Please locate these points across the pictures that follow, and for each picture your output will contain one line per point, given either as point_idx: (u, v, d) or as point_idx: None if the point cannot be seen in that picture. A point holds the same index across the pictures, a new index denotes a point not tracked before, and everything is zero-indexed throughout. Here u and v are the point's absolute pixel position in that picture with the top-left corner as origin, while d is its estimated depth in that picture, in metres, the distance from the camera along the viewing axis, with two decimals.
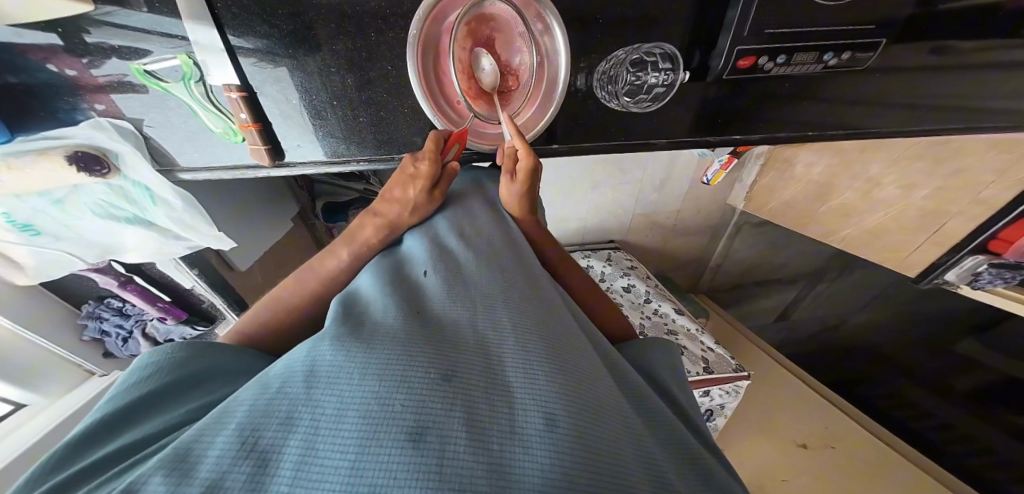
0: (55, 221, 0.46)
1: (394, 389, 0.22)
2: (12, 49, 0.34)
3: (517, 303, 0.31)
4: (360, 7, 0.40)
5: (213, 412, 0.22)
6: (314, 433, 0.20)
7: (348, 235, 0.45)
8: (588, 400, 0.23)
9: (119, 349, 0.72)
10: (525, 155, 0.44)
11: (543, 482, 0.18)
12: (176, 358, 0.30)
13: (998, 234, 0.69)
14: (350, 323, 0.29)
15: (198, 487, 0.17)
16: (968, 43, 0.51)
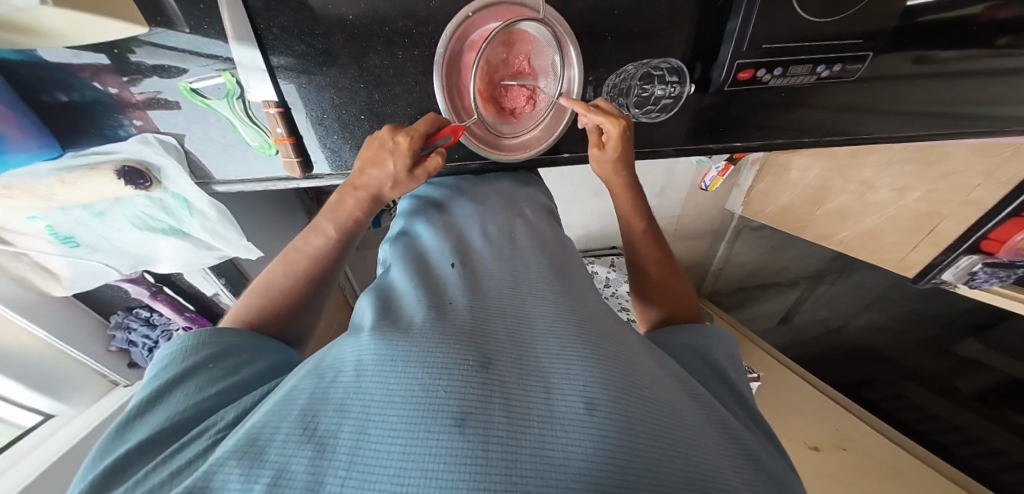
0: (95, 232, 0.51)
1: (437, 378, 0.23)
2: (68, 69, 0.37)
3: (541, 303, 0.33)
4: (388, 27, 0.44)
5: (271, 404, 0.24)
6: (367, 421, 0.21)
7: (330, 209, 0.44)
8: (618, 387, 0.24)
9: (145, 360, 0.71)
10: (612, 123, 0.47)
11: (583, 463, 0.19)
12: (217, 347, 0.32)
13: (990, 234, 0.71)
14: (387, 322, 0.30)
15: (272, 470, 0.18)
16: (952, 53, 0.55)
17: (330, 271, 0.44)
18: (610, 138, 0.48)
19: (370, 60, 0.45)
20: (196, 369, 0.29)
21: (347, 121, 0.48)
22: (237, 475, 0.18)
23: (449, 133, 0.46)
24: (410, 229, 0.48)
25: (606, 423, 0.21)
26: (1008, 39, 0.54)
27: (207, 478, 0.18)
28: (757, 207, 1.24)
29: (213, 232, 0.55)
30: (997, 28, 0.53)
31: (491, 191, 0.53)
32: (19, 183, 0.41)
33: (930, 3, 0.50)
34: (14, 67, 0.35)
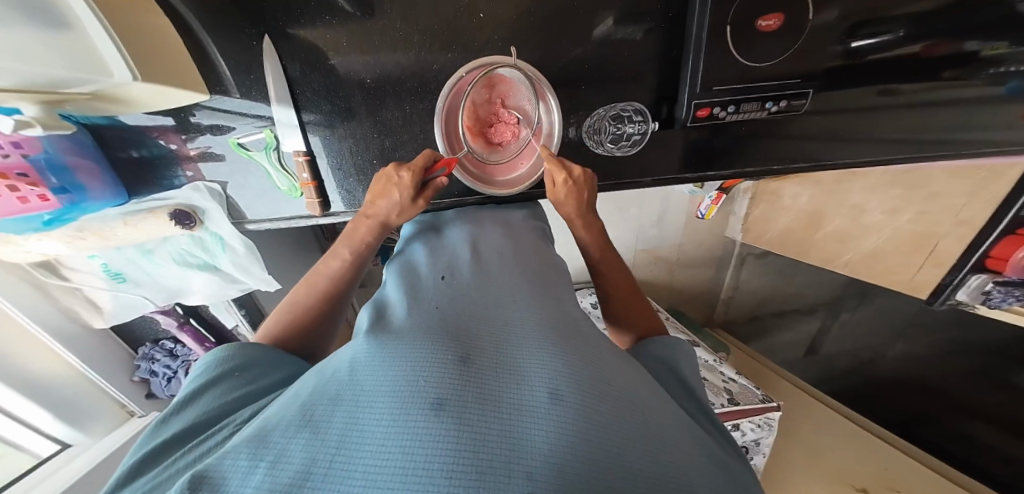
0: (141, 268, 0.59)
1: (419, 373, 0.27)
2: (142, 130, 0.48)
3: (521, 312, 0.36)
4: (398, 88, 0.53)
5: (277, 402, 0.27)
6: (358, 411, 0.25)
7: (346, 236, 0.50)
8: (584, 381, 0.27)
9: (162, 391, 0.74)
10: (553, 169, 0.51)
11: (542, 444, 0.22)
12: (240, 359, 0.36)
13: (992, 252, 0.74)
14: (382, 329, 0.34)
15: (275, 451, 0.21)
16: (903, 87, 0.61)
17: (345, 291, 0.50)
18: (558, 185, 0.51)
19: (383, 113, 0.53)
20: (220, 379, 0.34)
21: (362, 165, 0.55)
22: (245, 455, 0.21)
23: (444, 165, 0.51)
24: (406, 249, 0.52)
25: (566, 412, 0.24)
26: (951, 73, 0.61)
27: (221, 459, 0.22)
28: (756, 234, 1.26)
29: (241, 268, 0.62)
30: (936, 64, 0.60)
31: (481, 217, 0.58)
32: (91, 225, 0.50)
33: (872, 46, 0.57)
34: (99, 128, 0.47)
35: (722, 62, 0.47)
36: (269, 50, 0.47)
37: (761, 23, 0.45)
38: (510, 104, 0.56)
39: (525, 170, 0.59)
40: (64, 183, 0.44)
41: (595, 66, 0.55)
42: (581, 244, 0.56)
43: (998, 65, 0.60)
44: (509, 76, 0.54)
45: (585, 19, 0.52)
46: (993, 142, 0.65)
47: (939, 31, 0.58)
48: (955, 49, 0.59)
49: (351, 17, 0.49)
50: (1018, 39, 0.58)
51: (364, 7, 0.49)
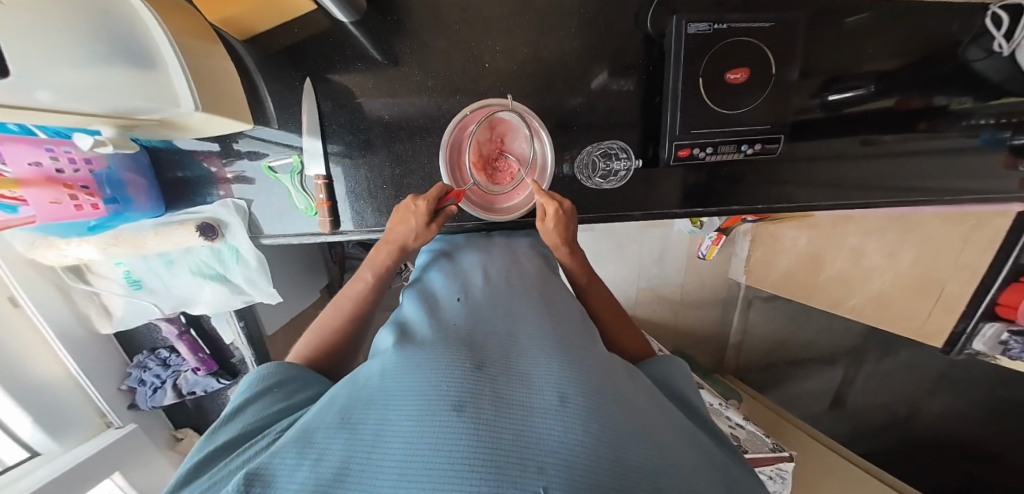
0: (158, 275, 0.62)
1: (441, 378, 0.28)
2: (191, 154, 0.57)
3: (534, 326, 0.38)
4: (412, 124, 0.59)
5: (315, 409, 0.30)
6: (385, 410, 0.26)
7: (369, 261, 0.54)
8: (596, 388, 0.28)
9: (146, 402, 0.74)
10: (547, 202, 0.53)
11: (557, 442, 0.23)
12: (278, 377, 0.39)
13: (999, 299, 0.73)
14: (405, 340, 0.36)
15: (317, 451, 0.23)
16: (889, 136, 0.64)
17: (367, 311, 0.53)
18: (550, 215, 0.54)
19: (396, 145, 0.59)
20: (261, 394, 0.37)
21: (373, 189, 0.60)
22: (292, 454, 0.24)
23: (454, 196, 0.56)
24: (423, 275, 0.53)
25: (576, 414, 0.25)
26: (925, 125, 0.64)
27: (270, 457, 0.24)
28: (759, 276, 1.24)
29: (250, 280, 0.64)
30: (918, 114, 0.63)
31: (495, 245, 0.59)
32: (125, 233, 0.56)
33: (849, 99, 0.62)
34: (157, 151, 0.56)
35: (696, 110, 0.52)
36: (308, 91, 0.56)
37: (729, 76, 0.50)
38: (510, 141, 0.61)
39: (522, 197, 0.61)
40: (115, 195, 0.52)
41: (587, 110, 0.60)
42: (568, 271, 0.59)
43: (969, 118, 0.64)
44: (509, 118, 0.59)
45: (580, 70, 0.59)
46: (998, 192, 0.65)
47: (909, 88, 0.63)
48: (925, 103, 0.63)
49: (380, 65, 0.57)
50: (981, 96, 0.63)
51: (390, 57, 0.56)
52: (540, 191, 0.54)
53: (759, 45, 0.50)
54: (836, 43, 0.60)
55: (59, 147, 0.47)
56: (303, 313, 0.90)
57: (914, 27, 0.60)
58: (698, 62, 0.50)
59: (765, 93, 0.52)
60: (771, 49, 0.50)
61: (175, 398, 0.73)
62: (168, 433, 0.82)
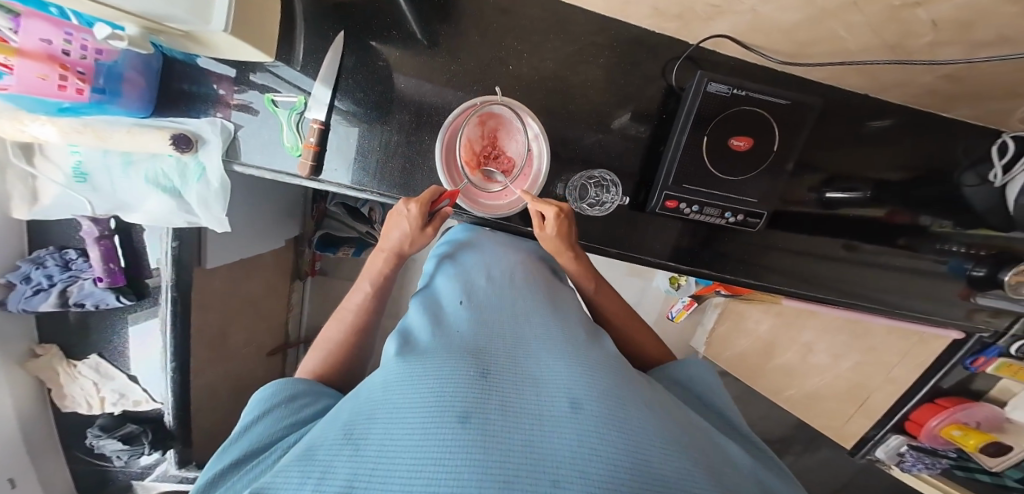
0: (108, 175, 0.58)
1: (446, 388, 0.27)
2: (205, 72, 0.54)
3: (540, 337, 0.37)
4: (430, 102, 0.58)
5: (323, 426, 0.29)
6: (390, 423, 0.25)
7: (366, 272, 0.55)
8: (608, 395, 0.27)
9: (17, 302, 0.65)
10: (546, 207, 0.51)
11: (571, 455, 0.21)
12: (290, 390, 0.39)
13: (910, 415, 0.82)
14: (408, 350, 0.35)
15: (317, 470, 0.22)
16: (867, 245, 0.68)
17: (372, 320, 0.53)
18: (549, 222, 0.52)
19: (403, 114, 0.58)
20: (271, 407, 0.36)
21: (367, 150, 0.57)
22: (295, 474, 0.22)
23: (448, 197, 0.53)
24: (430, 284, 0.52)
25: (589, 418, 0.24)
26: (905, 241, 0.69)
27: (275, 480, 0.22)
28: (716, 351, 1.23)
29: (202, 201, 0.57)
30: (897, 232, 0.69)
31: (494, 240, 0.57)
32: (96, 124, 0.51)
33: (841, 199, 0.66)
34: (173, 63, 0.53)
35: (692, 167, 0.54)
36: (338, 41, 0.55)
37: (733, 142, 0.53)
38: (502, 136, 0.60)
39: (513, 197, 0.59)
40: (105, 86, 0.48)
41: (594, 141, 0.61)
42: (570, 274, 0.58)
43: (944, 241, 0.69)
44: (501, 113, 0.58)
45: (601, 103, 0.60)
46: (944, 314, 0.69)
47: (897, 201, 0.68)
48: (913, 220, 0.68)
49: (417, 41, 0.57)
50: (961, 222, 0.68)
51: (429, 36, 0.57)
52: (533, 199, 0.52)
53: (768, 119, 0.52)
54: (837, 147, 0.65)
55: (78, 34, 0.44)
56: (254, 259, 0.84)
57: (907, 153, 0.66)
58: (705, 125, 0.52)
59: (760, 168, 0.54)
60: (777, 125, 0.52)
61: (55, 306, 0.66)
62: (28, 346, 0.72)
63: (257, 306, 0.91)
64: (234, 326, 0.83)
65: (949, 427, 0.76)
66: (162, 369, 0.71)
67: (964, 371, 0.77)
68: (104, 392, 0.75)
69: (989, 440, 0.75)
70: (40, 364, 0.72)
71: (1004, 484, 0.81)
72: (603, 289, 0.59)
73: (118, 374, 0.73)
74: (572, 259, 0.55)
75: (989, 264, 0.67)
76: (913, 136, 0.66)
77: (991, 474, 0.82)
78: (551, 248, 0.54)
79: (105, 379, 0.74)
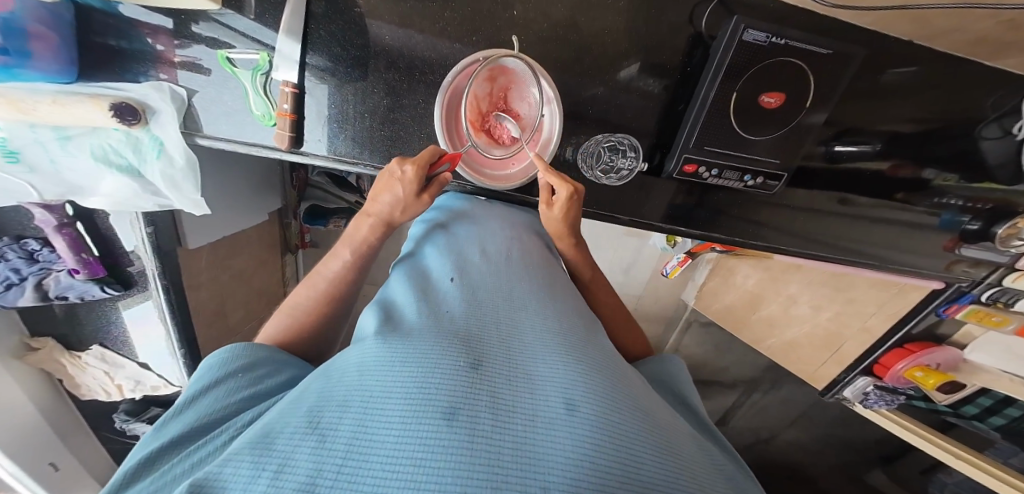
0: (44, 154, 0.47)
1: (432, 377, 0.25)
2: (133, 23, 0.45)
3: (533, 321, 0.36)
4: (417, 56, 0.51)
5: (285, 405, 0.25)
6: (365, 413, 0.22)
7: (347, 237, 0.49)
8: (605, 395, 0.26)
9: None
10: (560, 184, 0.47)
11: (567, 461, 0.20)
12: (248, 359, 0.37)
13: (881, 359, 0.88)
14: (389, 328, 0.33)
15: (273, 463, 0.18)
16: (867, 201, 0.68)
17: (348, 291, 0.49)
18: (558, 199, 0.49)
19: (389, 72, 0.50)
20: (226, 376, 0.34)
21: (351, 116, 0.51)
22: (247, 462, 0.19)
23: (449, 161, 0.48)
24: (418, 251, 0.49)
25: (588, 423, 0.23)
26: (903, 195, 0.69)
27: (219, 467, 0.19)
28: (705, 302, 1.28)
29: (170, 182, 0.51)
30: (900, 189, 0.68)
31: (493, 214, 0.55)
32: (9, 92, 0.40)
33: (851, 155, 0.64)
34: (90, 11, 0.44)
35: (717, 128, 0.52)
36: None
37: (764, 99, 0.50)
38: (512, 97, 0.55)
39: (521, 168, 0.55)
40: (10, 45, 0.37)
41: (605, 102, 0.56)
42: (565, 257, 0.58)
43: (941, 196, 0.69)
44: (515, 68, 0.52)
45: (613, 56, 0.54)
46: (927, 269, 0.72)
47: (905, 155, 0.66)
48: (915, 174, 0.68)
49: None
50: (967, 176, 0.68)
51: None
52: (549, 172, 0.48)
53: (803, 69, 0.49)
54: (856, 102, 0.61)
55: None
56: (239, 236, 0.79)
57: (927, 105, 0.63)
58: (734, 82, 0.49)
59: (784, 130, 0.53)
60: (812, 77, 0.49)
61: (35, 300, 0.63)
62: (21, 339, 0.72)
63: (252, 282, 0.88)
64: (232, 306, 0.83)
65: (912, 369, 0.80)
66: (172, 351, 0.73)
67: (936, 318, 0.81)
68: (118, 379, 0.80)
69: (946, 381, 0.77)
70: (42, 357, 0.73)
71: (937, 408, 0.90)
72: (600, 280, 0.60)
73: (126, 361, 0.77)
74: (570, 247, 0.55)
75: (985, 218, 0.68)
76: (937, 86, 0.62)
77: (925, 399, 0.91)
78: (553, 230, 0.54)
79: (115, 367, 0.78)
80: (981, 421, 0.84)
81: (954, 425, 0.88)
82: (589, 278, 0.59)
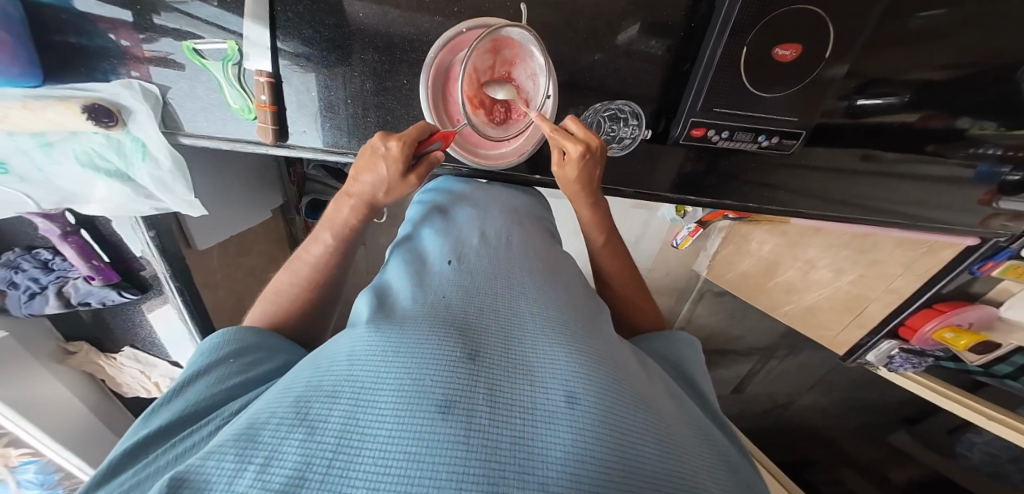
0: (30, 163, 0.48)
1: (426, 369, 0.24)
2: (90, 18, 0.43)
3: (531, 308, 0.35)
4: (393, 30, 0.48)
5: (275, 394, 0.25)
6: (356, 405, 0.22)
7: (328, 220, 0.49)
8: (604, 385, 0.26)
9: (19, 307, 0.65)
10: (568, 141, 0.45)
11: (565, 457, 0.19)
12: (239, 345, 0.37)
13: (907, 321, 0.84)
14: (382, 316, 0.32)
15: (260, 457, 0.18)
16: (892, 155, 0.63)
17: (330, 275, 0.49)
18: (569, 158, 0.46)
19: (369, 53, 0.48)
20: (215, 364, 0.35)
21: (336, 103, 0.49)
22: (232, 455, 0.19)
23: (441, 139, 0.47)
24: (413, 234, 0.48)
25: (586, 417, 0.23)
26: (934, 147, 0.63)
27: (203, 460, 0.19)
28: (718, 272, 1.25)
29: (160, 184, 0.52)
30: (930, 139, 0.63)
31: (491, 196, 0.54)
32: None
33: (873, 105, 0.59)
34: (41, 7, 0.43)
35: (725, 88, 0.49)
36: None
37: (778, 51, 0.46)
38: (515, 73, 0.51)
39: (515, 147, 0.54)
40: None
41: (601, 68, 0.52)
42: (582, 221, 0.55)
43: (977, 145, 0.63)
44: (519, 40, 0.49)
45: (606, 16, 0.50)
46: (962, 225, 0.67)
47: (935, 103, 0.61)
48: (947, 123, 0.62)
49: None
50: (1008, 123, 0.61)
51: None
52: (555, 130, 0.46)
53: (820, 15, 0.44)
54: (878, 45, 0.56)
55: None
56: (246, 233, 0.80)
57: (959, 43, 0.57)
58: (745, 32, 0.45)
59: (803, 83, 0.49)
60: (830, 24, 0.45)
61: (60, 307, 0.66)
62: (59, 345, 0.75)
63: (263, 278, 0.90)
64: (245, 302, 0.85)
65: (941, 331, 0.76)
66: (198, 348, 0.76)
67: (969, 277, 0.76)
68: (154, 377, 0.84)
69: (980, 342, 0.73)
70: (81, 360, 0.78)
71: (967, 368, 0.84)
72: (613, 243, 0.57)
73: (157, 360, 0.80)
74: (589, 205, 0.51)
75: None
76: (973, 21, 0.56)
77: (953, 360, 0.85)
78: (567, 188, 0.50)
79: (149, 366, 0.82)
80: (1017, 380, 0.77)
81: (986, 384, 0.82)
82: (604, 243, 0.56)
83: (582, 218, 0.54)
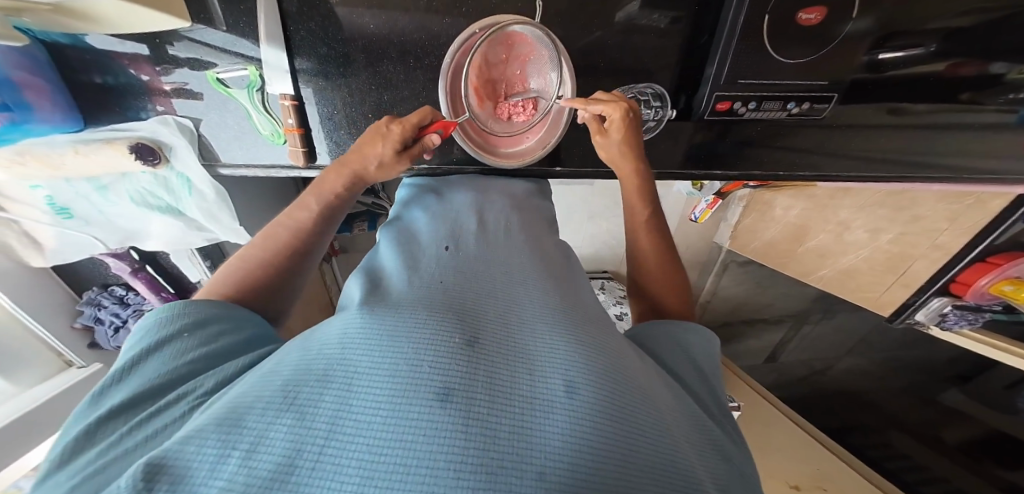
0: (91, 206, 0.52)
1: (423, 356, 0.25)
2: (108, 55, 0.45)
3: (532, 296, 0.35)
4: (404, 37, 0.49)
5: (262, 373, 0.25)
6: (348, 391, 0.22)
7: (316, 185, 0.46)
8: (601, 370, 0.26)
9: (108, 341, 0.70)
10: (609, 107, 0.47)
11: (563, 445, 0.20)
12: (195, 317, 0.34)
13: (959, 277, 0.77)
14: (376, 299, 0.32)
15: (247, 444, 0.19)
16: (929, 105, 0.59)
17: (313, 243, 0.46)
18: (613, 123, 0.47)
19: (384, 65, 0.50)
20: (172, 336, 0.31)
21: (356, 117, 0.51)
22: (212, 441, 0.19)
23: (441, 128, 0.47)
24: (406, 215, 0.51)
25: (584, 406, 0.23)
26: (969, 95, 0.58)
27: (183, 444, 0.19)
28: (743, 243, 1.23)
29: (208, 214, 0.56)
30: (969, 86, 0.58)
31: (488, 188, 0.55)
32: (34, 150, 0.44)
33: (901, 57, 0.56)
34: (61, 48, 0.44)
35: (750, 56, 0.47)
36: None
37: (802, 16, 0.44)
38: (527, 70, 0.53)
39: (533, 141, 0.55)
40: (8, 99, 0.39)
41: (613, 48, 0.51)
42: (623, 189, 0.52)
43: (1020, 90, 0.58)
44: (529, 35, 0.48)
45: None
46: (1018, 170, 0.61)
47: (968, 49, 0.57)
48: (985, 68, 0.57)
49: None
50: None
51: None
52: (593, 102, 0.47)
53: None
54: None
55: None
56: None
57: None
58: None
59: (825, 50, 0.47)
60: None
61: None
62: None
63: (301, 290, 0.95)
64: None
65: (1000, 284, 0.69)
66: None
67: None
68: None
69: None
70: None
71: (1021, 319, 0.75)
72: (658, 217, 0.52)
73: None
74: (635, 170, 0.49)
75: None
76: None
77: (1004, 312, 0.76)
78: (612, 156, 0.50)
79: None
80: None
81: None
82: (647, 216, 0.51)
83: (625, 188, 0.52)
